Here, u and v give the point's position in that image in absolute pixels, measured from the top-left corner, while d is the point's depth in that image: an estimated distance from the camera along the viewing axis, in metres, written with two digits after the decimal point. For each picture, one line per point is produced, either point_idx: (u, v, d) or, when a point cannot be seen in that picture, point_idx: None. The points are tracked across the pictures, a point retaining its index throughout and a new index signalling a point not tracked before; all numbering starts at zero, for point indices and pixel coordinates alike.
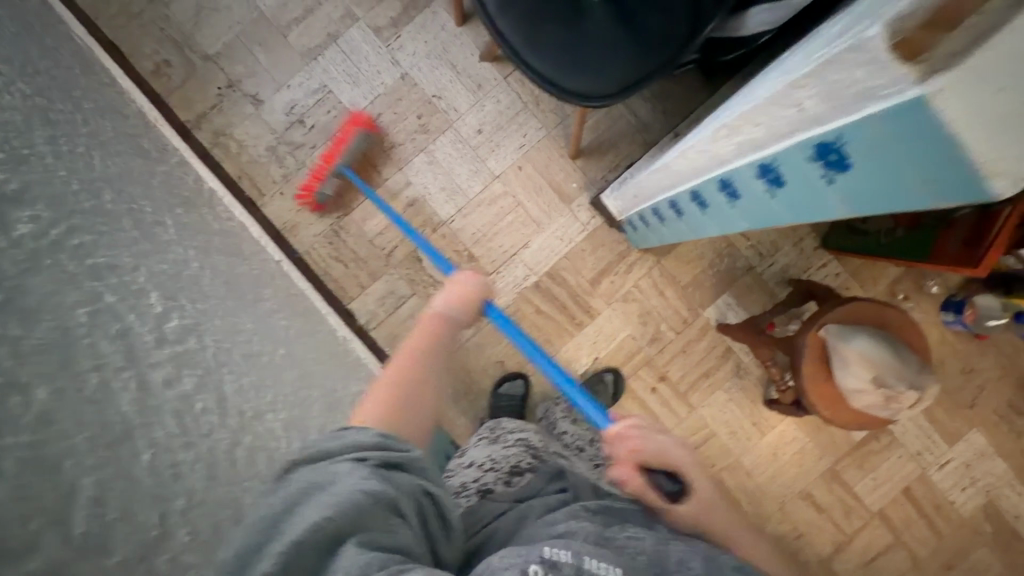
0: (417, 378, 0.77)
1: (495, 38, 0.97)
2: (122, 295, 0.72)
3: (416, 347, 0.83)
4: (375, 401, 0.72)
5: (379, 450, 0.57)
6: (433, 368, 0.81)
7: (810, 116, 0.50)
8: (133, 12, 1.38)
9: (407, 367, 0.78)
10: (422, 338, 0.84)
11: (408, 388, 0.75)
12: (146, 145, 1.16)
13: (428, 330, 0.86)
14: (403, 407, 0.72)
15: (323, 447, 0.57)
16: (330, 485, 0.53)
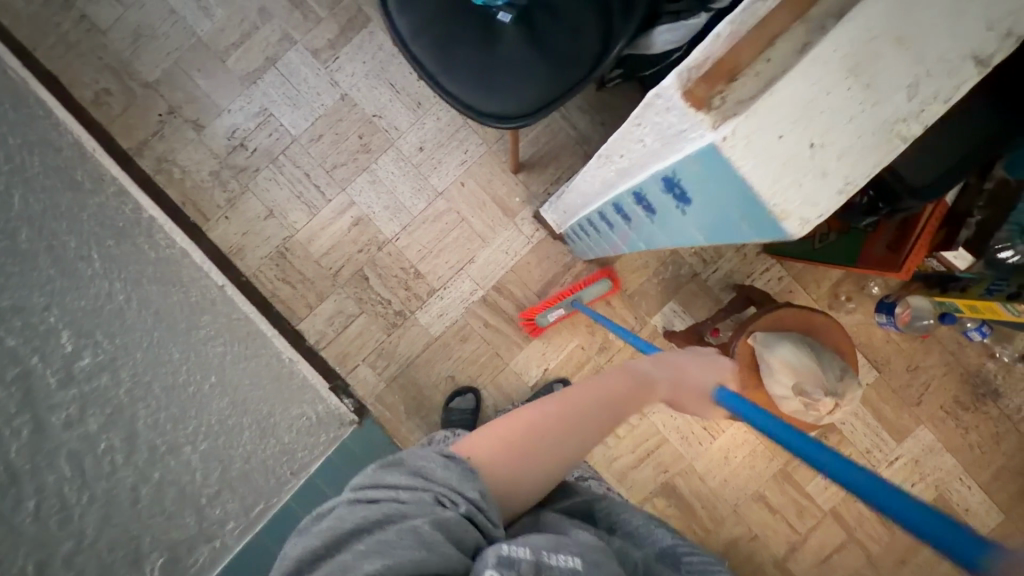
0: (552, 452, 0.57)
1: (411, 63, 0.98)
2: None
3: (596, 415, 0.60)
4: (487, 446, 0.56)
5: (472, 506, 0.51)
6: (581, 440, 0.59)
7: (651, 152, 0.52)
8: (70, 41, 1.38)
9: (548, 434, 0.57)
10: (603, 390, 0.62)
11: (522, 462, 0.56)
12: (79, 177, 1.17)
13: (622, 382, 0.64)
14: (504, 480, 0.56)
15: (394, 479, 0.52)
16: (405, 530, 0.47)
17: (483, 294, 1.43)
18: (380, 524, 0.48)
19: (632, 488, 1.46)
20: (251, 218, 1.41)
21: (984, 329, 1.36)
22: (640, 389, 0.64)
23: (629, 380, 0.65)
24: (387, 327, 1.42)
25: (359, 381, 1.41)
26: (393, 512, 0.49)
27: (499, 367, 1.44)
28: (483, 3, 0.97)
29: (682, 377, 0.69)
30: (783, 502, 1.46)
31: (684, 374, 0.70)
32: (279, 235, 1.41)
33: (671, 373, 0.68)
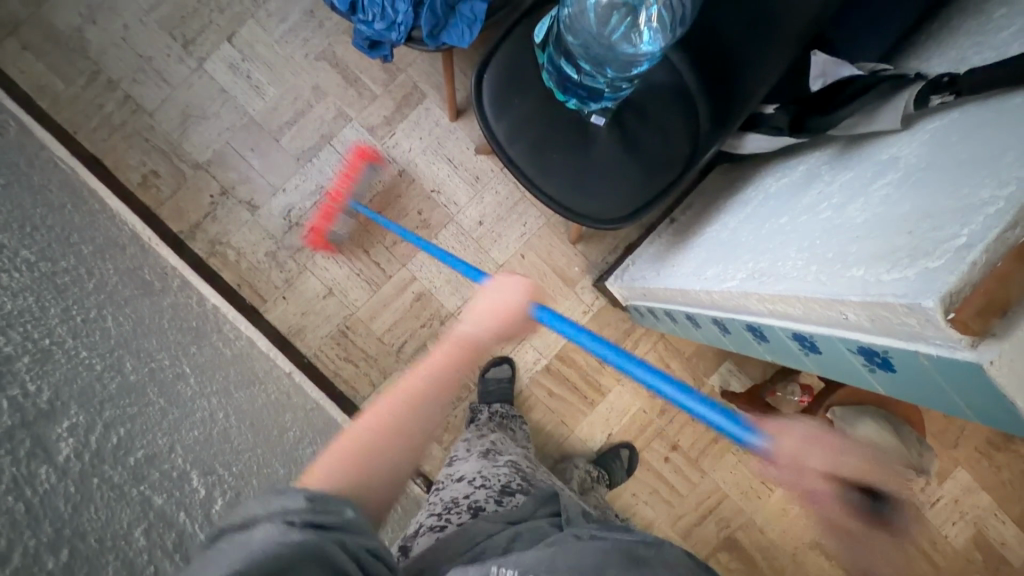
0: (406, 423, 0.64)
1: (507, 164, 0.99)
2: (167, 491, 0.71)
3: (434, 383, 0.69)
4: (343, 452, 0.58)
5: (311, 508, 0.48)
6: (424, 415, 0.66)
7: (854, 324, 0.54)
8: (115, 123, 1.34)
9: (399, 406, 0.65)
10: (435, 362, 0.71)
11: (381, 447, 0.60)
12: (147, 276, 1.13)
13: (444, 351, 0.73)
14: (374, 462, 0.58)
15: (254, 499, 0.48)
16: (254, 537, 0.45)
17: (546, 362, 1.45)
18: (230, 540, 0.45)
19: (697, 545, 1.48)
20: (310, 297, 1.39)
21: None
22: (457, 352, 0.74)
23: (450, 343, 0.75)
24: (452, 402, 1.41)
25: (427, 457, 1.39)
26: (247, 528, 0.46)
27: (564, 435, 1.45)
28: (576, 108, 0.99)
29: (494, 323, 0.82)
30: (838, 548, 1.51)
31: (496, 317, 0.83)
32: (340, 313, 1.39)
33: (484, 325, 0.81)
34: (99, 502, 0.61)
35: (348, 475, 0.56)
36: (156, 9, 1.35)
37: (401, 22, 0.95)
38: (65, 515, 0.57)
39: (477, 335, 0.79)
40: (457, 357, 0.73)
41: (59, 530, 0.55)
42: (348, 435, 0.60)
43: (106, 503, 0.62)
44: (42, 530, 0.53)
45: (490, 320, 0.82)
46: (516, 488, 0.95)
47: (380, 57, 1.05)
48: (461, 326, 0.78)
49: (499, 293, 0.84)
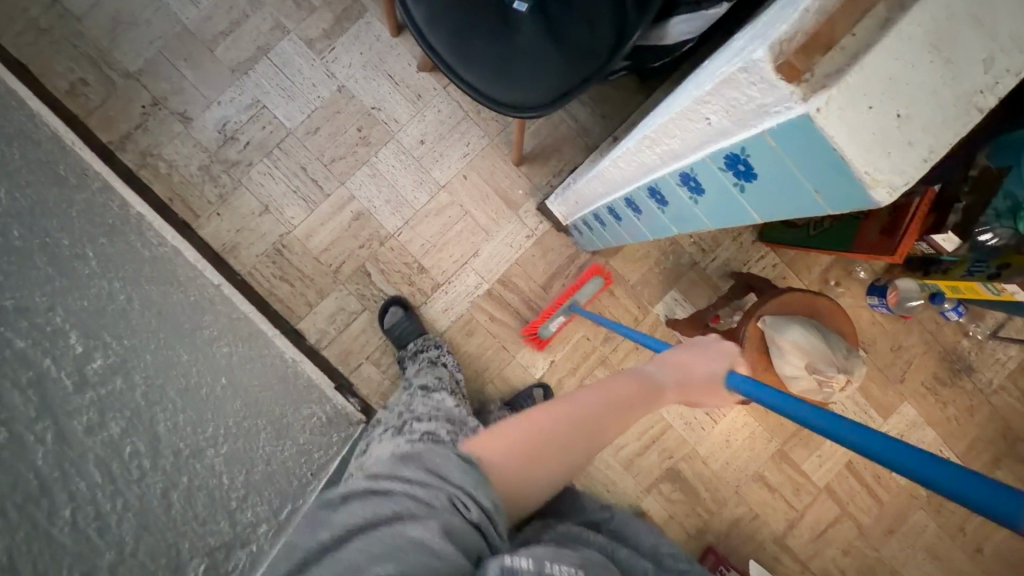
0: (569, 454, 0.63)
1: (426, 51, 0.96)
2: (35, 339, 0.68)
3: (602, 411, 0.65)
4: (502, 449, 0.62)
5: (480, 516, 0.55)
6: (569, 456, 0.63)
7: (718, 129, 0.53)
8: (42, 28, 1.30)
9: (545, 430, 0.63)
10: (608, 390, 0.67)
11: (540, 450, 0.62)
12: (62, 171, 1.09)
13: (624, 385, 0.68)
14: (521, 472, 0.61)
15: (432, 467, 0.57)
16: (411, 522, 0.51)
17: (488, 287, 1.42)
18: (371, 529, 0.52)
19: (638, 475, 1.47)
20: (245, 214, 1.35)
21: (960, 308, 1.44)
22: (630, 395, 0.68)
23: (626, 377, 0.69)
24: None
25: (364, 379, 1.37)
26: (401, 504, 0.53)
27: (505, 361, 1.43)
28: None
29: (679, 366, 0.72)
30: (781, 481, 1.51)
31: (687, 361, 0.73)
32: (276, 232, 1.36)
33: (672, 376, 0.71)
34: None
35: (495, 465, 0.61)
36: None
37: None
38: None
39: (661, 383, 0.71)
40: (635, 395, 0.66)
41: None
42: (510, 428, 0.63)
43: None
44: None
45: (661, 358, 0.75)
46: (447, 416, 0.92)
47: None
48: (649, 368, 0.70)
49: (691, 350, 0.74)
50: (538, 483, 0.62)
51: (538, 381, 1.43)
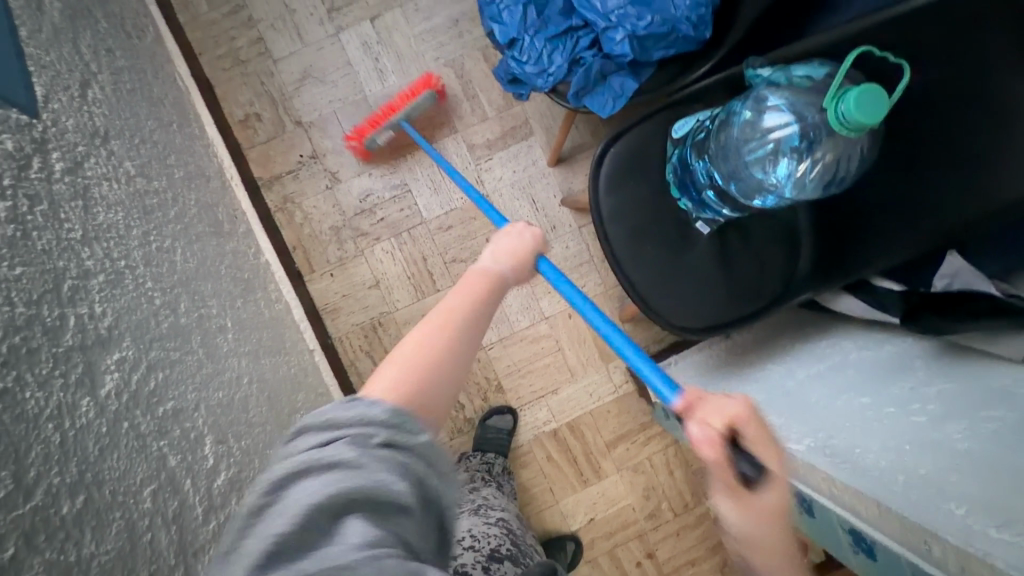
0: (444, 375, 0.61)
1: (600, 238, 0.96)
2: (183, 449, 0.69)
3: (468, 307, 0.68)
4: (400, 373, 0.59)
5: (387, 429, 0.50)
6: (452, 370, 0.63)
7: (937, 562, 0.54)
8: (240, 59, 1.38)
9: (429, 346, 0.62)
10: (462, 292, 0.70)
11: (422, 386, 0.59)
12: (220, 216, 1.13)
13: (474, 282, 0.72)
14: (441, 371, 0.61)
15: (328, 418, 0.50)
16: (346, 466, 0.47)
17: (556, 426, 1.42)
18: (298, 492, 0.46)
19: None
20: (356, 282, 1.38)
21: None
22: (481, 292, 0.71)
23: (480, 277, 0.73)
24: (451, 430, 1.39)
25: None
26: (322, 454, 0.48)
27: (547, 503, 1.40)
28: (686, 208, 0.96)
29: (519, 265, 0.79)
30: None
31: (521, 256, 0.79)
32: (378, 308, 1.39)
33: (503, 259, 0.77)
34: (123, 449, 0.60)
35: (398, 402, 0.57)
36: None
37: (551, 73, 0.97)
38: (90, 455, 0.55)
39: (500, 274, 0.76)
40: (482, 289, 0.71)
41: (80, 476, 0.53)
42: (400, 347, 0.61)
43: (128, 452, 0.60)
44: (67, 469, 0.52)
45: (514, 262, 0.78)
46: (505, 555, 0.84)
47: (513, 94, 1.05)
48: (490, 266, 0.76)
49: (514, 233, 0.81)
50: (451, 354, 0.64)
51: (572, 533, 1.40)
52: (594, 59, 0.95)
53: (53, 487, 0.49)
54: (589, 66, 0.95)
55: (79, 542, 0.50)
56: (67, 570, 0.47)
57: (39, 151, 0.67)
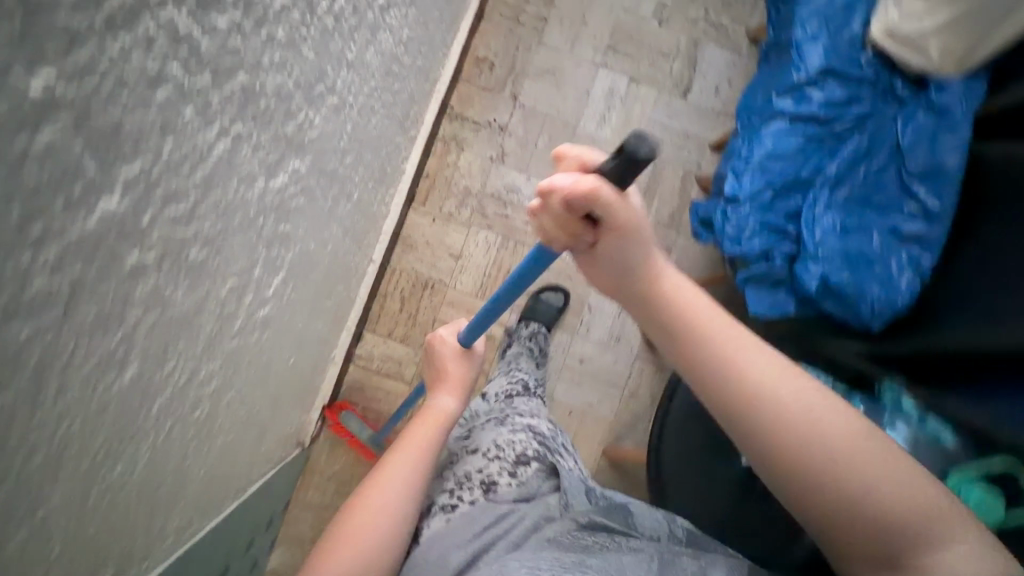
0: (400, 502, 0.73)
1: (667, 388, 1.02)
2: (266, 269, 0.70)
3: (416, 462, 0.78)
4: (351, 539, 0.69)
5: None
6: (409, 500, 0.75)
7: None
8: (517, 19, 1.45)
9: (396, 490, 0.74)
10: (411, 441, 0.81)
11: (389, 510, 0.72)
12: (411, 114, 1.17)
13: (427, 427, 0.84)
14: (378, 540, 0.70)
15: None
16: None
17: None
18: None
19: None
20: (444, 242, 1.41)
21: None
22: (433, 428, 0.84)
23: (432, 414, 0.87)
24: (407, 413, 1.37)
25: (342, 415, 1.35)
26: None
27: None
28: None
29: (452, 372, 0.94)
30: None
31: (452, 375, 0.94)
32: (441, 274, 1.41)
33: (452, 394, 0.91)
34: (246, 236, 0.61)
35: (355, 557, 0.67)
36: (629, 12, 1.48)
37: (742, 244, 1.01)
38: (230, 226, 0.56)
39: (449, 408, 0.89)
40: (424, 433, 0.82)
41: (215, 236, 0.54)
42: (358, 517, 0.71)
43: (246, 242, 0.61)
44: (214, 222, 0.53)
45: (453, 387, 0.92)
46: (532, 458, 0.85)
47: (692, 232, 1.11)
48: (441, 402, 0.90)
49: (448, 340, 0.98)
50: (408, 506, 0.74)
51: None
52: (781, 265, 1.00)
53: (200, 231, 0.50)
54: (772, 267, 1.00)
55: (175, 285, 0.50)
56: (155, 299, 0.48)
57: None
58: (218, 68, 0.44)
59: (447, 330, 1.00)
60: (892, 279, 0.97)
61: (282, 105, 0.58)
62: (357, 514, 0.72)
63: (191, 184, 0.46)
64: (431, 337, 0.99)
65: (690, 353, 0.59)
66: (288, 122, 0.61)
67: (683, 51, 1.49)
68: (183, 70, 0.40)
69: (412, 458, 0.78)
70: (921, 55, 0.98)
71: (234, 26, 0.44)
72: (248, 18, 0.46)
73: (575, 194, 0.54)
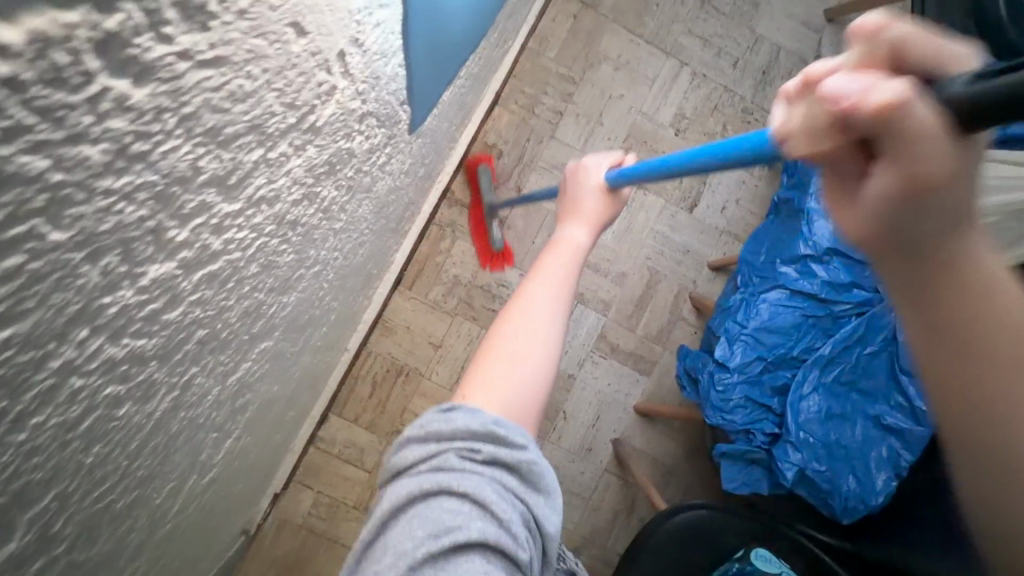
0: (531, 369, 0.68)
1: (628, 550, 0.95)
2: (216, 443, 0.64)
3: (546, 309, 0.72)
4: (503, 381, 0.66)
5: None
6: (535, 368, 0.68)
7: None
8: (532, 109, 1.41)
9: (525, 368, 0.67)
10: (548, 269, 0.78)
11: (519, 353, 0.68)
12: (408, 214, 1.13)
13: (563, 261, 0.79)
14: (518, 388, 0.66)
15: None
16: None
17: None
18: None
19: None
20: (426, 330, 1.36)
21: None
22: (563, 266, 0.78)
23: (564, 248, 0.81)
24: (363, 504, 1.32)
25: (294, 500, 1.29)
26: None
27: None
28: None
29: (574, 243, 0.81)
30: None
31: (582, 211, 0.85)
32: (418, 363, 1.36)
33: (585, 234, 0.83)
34: (192, 439, 0.56)
35: (507, 398, 0.65)
36: (646, 117, 1.45)
37: (725, 417, 0.99)
38: (170, 448, 0.51)
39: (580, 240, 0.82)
40: (531, 299, 0.73)
41: (151, 468, 0.49)
42: (499, 364, 0.67)
43: (192, 443, 0.56)
44: (148, 462, 0.47)
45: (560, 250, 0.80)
46: None
47: (677, 383, 1.09)
48: (577, 237, 0.82)
49: (589, 200, 0.86)
50: (551, 361, 0.70)
51: None
52: (760, 443, 0.97)
53: (131, 481, 0.45)
54: (752, 444, 0.98)
55: (92, 545, 0.44)
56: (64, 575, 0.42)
57: (382, 150, 0.67)
58: (168, 348, 0.39)
59: (601, 157, 0.91)
60: (869, 478, 0.94)
61: (249, 318, 0.53)
62: (511, 344, 0.69)
63: (120, 459, 0.41)
64: (577, 166, 0.91)
65: (925, 354, 0.42)
66: (255, 323, 0.55)
67: None
68: (121, 381, 0.35)
69: (529, 323, 0.71)
70: None
71: (194, 303, 0.40)
72: (212, 285, 0.41)
73: (859, 52, 0.39)
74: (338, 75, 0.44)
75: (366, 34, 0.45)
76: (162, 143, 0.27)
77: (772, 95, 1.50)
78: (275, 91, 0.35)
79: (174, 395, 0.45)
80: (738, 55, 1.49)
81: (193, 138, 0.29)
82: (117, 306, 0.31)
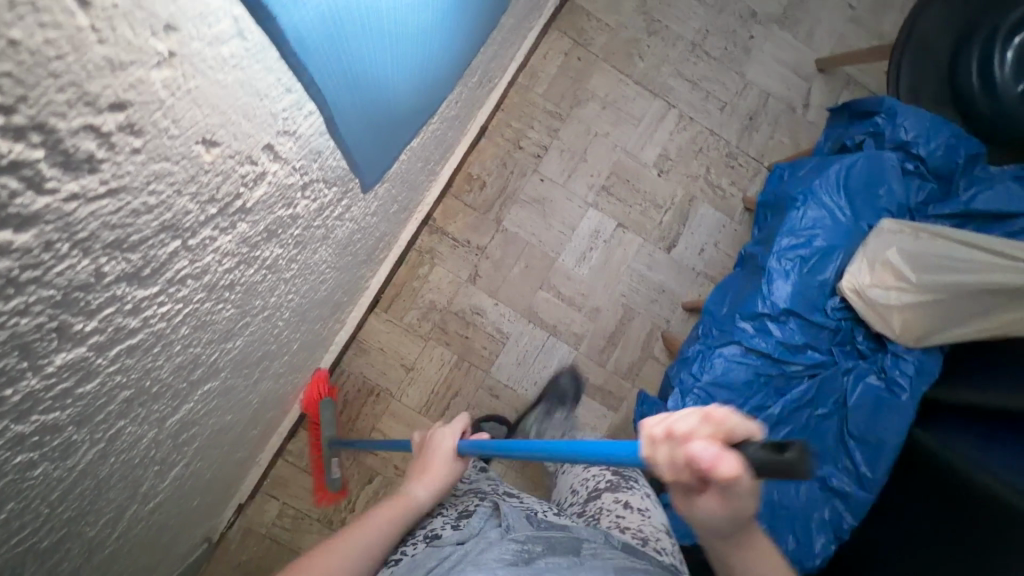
0: (336, 569, 0.64)
1: None
2: (159, 474, 0.67)
3: (376, 534, 0.70)
4: (299, 571, 0.63)
5: None
6: (351, 566, 0.65)
7: None
8: (517, 144, 1.45)
9: (338, 567, 0.64)
10: (369, 524, 0.71)
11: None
12: (382, 245, 1.16)
13: (383, 516, 0.73)
14: None
15: None
16: None
17: None
18: None
19: None
20: (398, 351, 1.40)
21: None
22: (387, 518, 0.73)
23: (399, 504, 0.77)
24: (326, 518, 1.34)
25: (259, 510, 1.32)
26: None
27: None
28: None
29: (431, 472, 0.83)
30: None
31: (434, 468, 0.83)
32: (389, 383, 1.39)
33: (432, 489, 0.81)
34: (128, 476, 0.58)
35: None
36: (630, 156, 1.48)
37: None
38: (101, 487, 0.53)
39: (421, 500, 0.79)
40: (361, 521, 0.71)
41: (81, 506, 0.51)
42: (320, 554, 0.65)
43: (128, 478, 0.59)
44: (76, 504, 0.50)
45: (389, 515, 0.74)
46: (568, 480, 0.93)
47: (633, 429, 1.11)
48: (414, 489, 0.80)
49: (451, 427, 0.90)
50: (365, 570, 0.67)
51: None
52: None
53: (56, 522, 0.47)
54: None
55: None
56: None
57: (335, 204, 0.70)
58: (86, 413, 0.42)
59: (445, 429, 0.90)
60: (807, 539, 0.95)
61: (184, 368, 0.55)
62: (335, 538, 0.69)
63: (37, 511, 0.43)
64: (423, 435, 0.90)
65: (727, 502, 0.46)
66: (194, 369, 0.58)
67: (676, 205, 1.48)
68: (35, 450, 0.38)
69: (354, 531, 0.70)
70: (883, 321, 0.97)
71: (112, 372, 0.42)
72: (133, 355, 0.44)
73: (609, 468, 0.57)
74: (268, 162, 0.47)
75: (298, 123, 0.48)
76: (54, 267, 0.30)
77: (757, 141, 1.52)
78: (187, 196, 0.38)
79: (98, 447, 0.47)
80: (725, 100, 1.52)
81: (92, 253, 0.32)
82: (22, 393, 0.33)
